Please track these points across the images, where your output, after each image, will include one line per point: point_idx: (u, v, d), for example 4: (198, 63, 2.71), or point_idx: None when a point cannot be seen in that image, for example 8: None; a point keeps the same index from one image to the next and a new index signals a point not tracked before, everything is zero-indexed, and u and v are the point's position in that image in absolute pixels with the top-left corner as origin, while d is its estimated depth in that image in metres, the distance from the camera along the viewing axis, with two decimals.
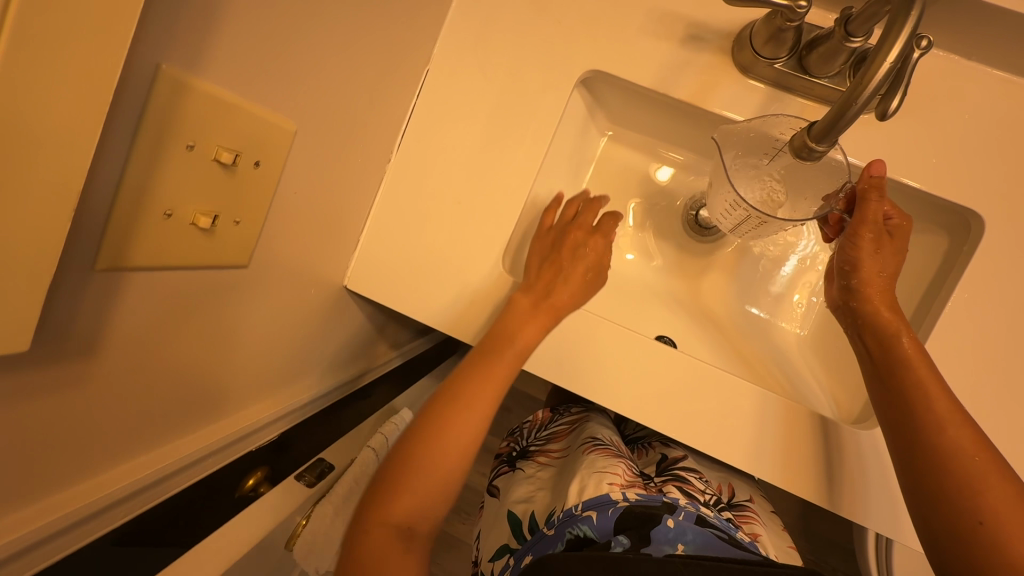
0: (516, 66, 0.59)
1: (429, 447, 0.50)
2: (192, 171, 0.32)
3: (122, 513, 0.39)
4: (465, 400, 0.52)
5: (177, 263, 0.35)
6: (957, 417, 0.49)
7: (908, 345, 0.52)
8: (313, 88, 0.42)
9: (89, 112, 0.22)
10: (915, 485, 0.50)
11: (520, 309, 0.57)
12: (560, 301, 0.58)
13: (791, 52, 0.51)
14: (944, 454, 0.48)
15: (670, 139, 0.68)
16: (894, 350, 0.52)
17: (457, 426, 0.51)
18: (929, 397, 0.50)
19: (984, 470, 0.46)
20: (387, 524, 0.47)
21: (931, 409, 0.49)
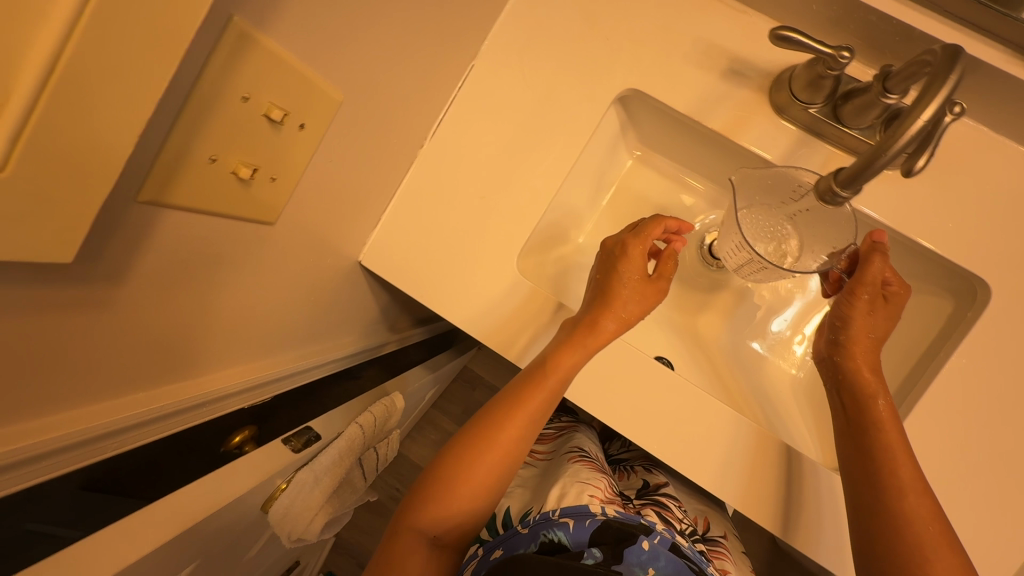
0: (559, 74, 0.60)
1: (466, 465, 0.55)
2: (241, 122, 0.33)
3: (112, 445, 0.40)
4: (503, 423, 0.56)
5: (212, 207, 0.36)
6: (918, 486, 0.49)
7: (880, 409, 0.52)
8: (365, 61, 0.43)
9: (172, 43, 0.23)
10: (865, 546, 0.50)
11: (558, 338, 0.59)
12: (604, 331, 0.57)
13: (826, 99, 0.52)
14: (899, 520, 0.48)
15: (695, 167, 0.69)
16: (868, 410, 0.53)
17: (492, 448, 0.55)
18: (894, 462, 0.50)
19: (936, 541, 0.47)
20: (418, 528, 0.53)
21: (894, 474, 0.50)
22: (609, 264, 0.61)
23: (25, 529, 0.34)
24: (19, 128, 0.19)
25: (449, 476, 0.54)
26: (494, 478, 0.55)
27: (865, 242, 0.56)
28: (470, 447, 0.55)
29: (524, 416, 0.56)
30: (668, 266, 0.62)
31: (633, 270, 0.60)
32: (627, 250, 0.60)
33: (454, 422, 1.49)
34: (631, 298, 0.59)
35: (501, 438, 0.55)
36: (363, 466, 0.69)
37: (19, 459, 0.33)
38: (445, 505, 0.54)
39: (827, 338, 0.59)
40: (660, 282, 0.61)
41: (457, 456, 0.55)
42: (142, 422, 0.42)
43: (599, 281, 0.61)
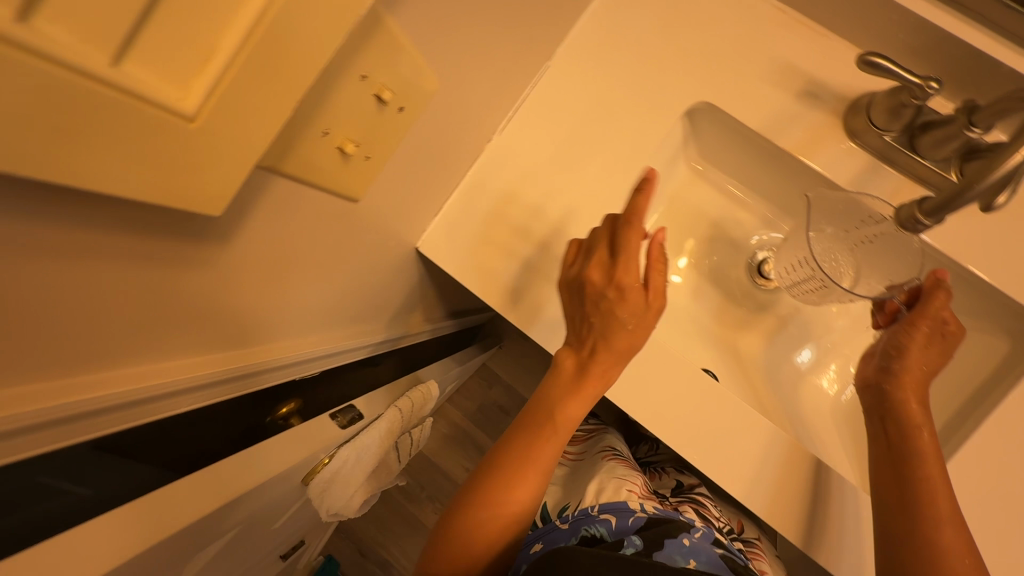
0: (632, 82, 0.61)
1: (476, 535, 0.50)
2: (357, 100, 0.35)
3: (170, 405, 0.39)
4: (513, 486, 0.51)
5: (316, 179, 0.37)
6: (955, 519, 0.48)
7: (926, 439, 0.52)
8: (464, 53, 0.45)
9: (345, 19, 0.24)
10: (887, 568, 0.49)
11: (562, 386, 0.52)
12: (610, 370, 0.52)
13: (903, 128, 0.53)
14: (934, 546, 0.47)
15: (754, 185, 0.70)
16: (913, 438, 0.52)
17: (504, 512, 0.50)
18: (933, 489, 0.49)
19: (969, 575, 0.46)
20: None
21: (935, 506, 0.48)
22: (598, 305, 0.51)
23: (35, 482, 0.31)
24: (218, 82, 0.20)
25: (464, 540, 0.50)
26: (511, 539, 0.51)
27: (928, 278, 0.56)
28: (477, 510, 0.50)
29: (535, 473, 0.51)
30: (660, 276, 0.52)
31: (627, 309, 0.50)
32: (619, 287, 0.50)
33: (466, 418, 1.50)
34: (629, 329, 0.50)
35: (514, 501, 0.50)
36: (398, 449, 0.70)
37: (93, 407, 0.32)
38: (467, 551, 0.49)
39: (877, 363, 0.58)
40: (657, 302, 0.52)
41: (469, 504, 0.51)
42: (206, 382, 0.41)
43: (592, 325, 0.51)
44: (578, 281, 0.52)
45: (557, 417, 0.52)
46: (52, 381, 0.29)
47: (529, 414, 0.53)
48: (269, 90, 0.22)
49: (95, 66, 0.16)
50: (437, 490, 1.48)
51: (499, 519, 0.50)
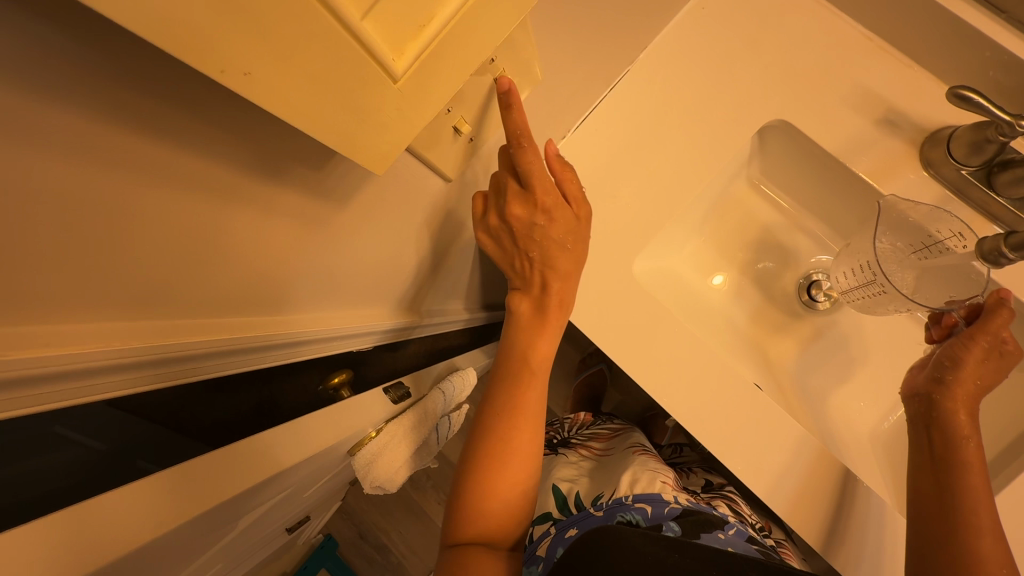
0: (711, 93, 0.62)
1: (482, 491, 0.51)
2: (479, 79, 0.36)
3: (211, 367, 0.35)
4: (504, 441, 0.52)
5: (425, 153, 0.38)
6: (995, 534, 0.48)
7: (972, 452, 0.52)
8: (570, 47, 0.46)
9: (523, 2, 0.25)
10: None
11: (536, 333, 0.55)
12: (558, 293, 0.54)
13: (981, 164, 0.54)
14: (971, 557, 0.47)
15: (813, 206, 0.71)
16: (958, 451, 0.52)
17: (505, 465, 0.52)
18: (975, 503, 0.49)
19: None
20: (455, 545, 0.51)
21: (976, 517, 0.49)
22: (533, 237, 0.51)
23: (50, 431, 0.34)
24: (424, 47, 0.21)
25: (470, 498, 0.51)
26: (518, 492, 0.52)
27: (992, 296, 0.55)
28: (479, 468, 0.52)
29: (529, 421, 0.53)
30: (572, 182, 0.53)
31: (558, 227, 0.52)
32: (544, 209, 0.50)
33: None
34: (563, 241, 0.53)
35: (512, 454, 0.52)
36: (438, 431, 0.71)
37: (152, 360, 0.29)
38: (483, 509, 0.51)
39: (927, 374, 0.57)
40: (582, 208, 0.54)
41: (479, 460, 0.52)
42: (286, 337, 0.40)
43: (532, 257, 0.53)
44: (505, 225, 0.51)
45: (529, 360, 0.54)
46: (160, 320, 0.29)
47: (503, 362, 0.55)
48: (451, 59, 0.23)
49: (348, 15, 0.17)
50: (441, 480, 1.49)
51: (505, 474, 0.52)
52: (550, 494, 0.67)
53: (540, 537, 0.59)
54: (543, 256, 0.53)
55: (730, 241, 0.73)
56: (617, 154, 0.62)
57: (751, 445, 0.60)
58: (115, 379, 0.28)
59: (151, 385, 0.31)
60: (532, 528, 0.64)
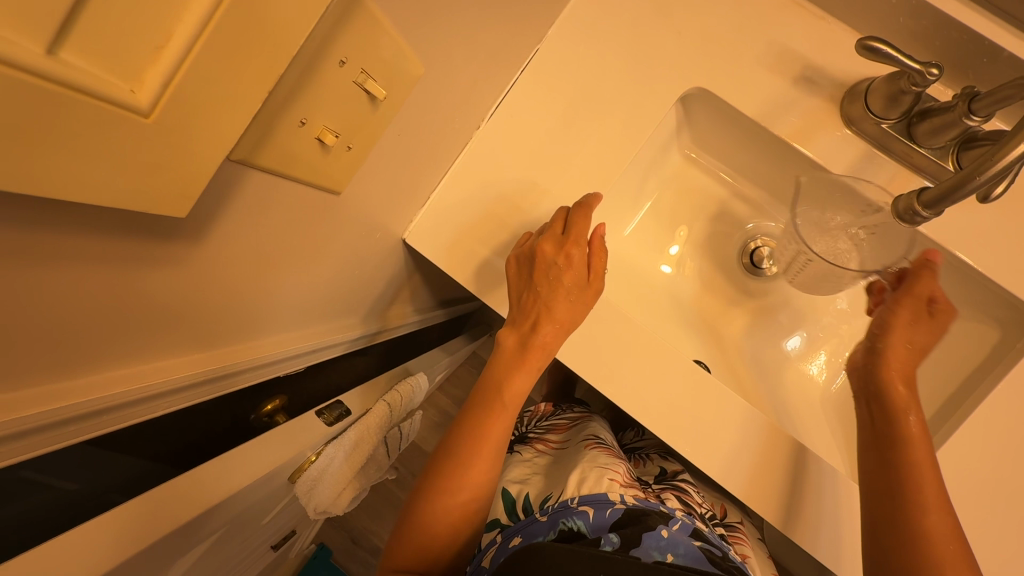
0: (625, 66, 0.59)
1: (431, 526, 0.49)
2: (335, 86, 0.33)
3: (147, 409, 0.38)
4: (455, 469, 0.50)
5: (290, 172, 0.34)
6: (941, 503, 0.48)
7: (915, 423, 0.52)
8: (451, 36, 0.42)
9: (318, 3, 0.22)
10: (881, 559, 0.48)
11: (513, 366, 0.53)
12: (549, 337, 0.53)
13: (901, 115, 0.53)
14: (918, 530, 0.47)
15: (746, 174, 0.69)
16: (900, 421, 0.52)
17: (455, 498, 0.50)
18: (918, 473, 0.49)
19: (952, 557, 0.46)
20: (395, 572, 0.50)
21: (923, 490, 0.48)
22: (547, 276, 0.54)
23: (18, 476, 0.32)
24: (175, 73, 0.18)
25: (414, 529, 0.49)
26: (465, 523, 0.50)
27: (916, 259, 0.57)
28: (428, 496, 0.50)
29: (489, 451, 0.51)
30: (602, 261, 0.56)
31: (570, 276, 0.54)
32: (568, 255, 0.54)
33: (454, 405, 1.49)
34: (571, 298, 0.54)
35: (466, 484, 0.50)
36: (387, 443, 0.69)
37: (80, 413, 0.32)
38: (426, 536, 0.49)
39: (864, 345, 0.58)
40: (598, 283, 0.55)
41: (426, 494, 0.50)
42: (204, 380, 0.42)
43: (538, 292, 0.54)
44: (530, 251, 0.55)
45: (505, 391, 0.53)
46: (92, 376, 0.32)
47: (480, 390, 0.54)
48: (233, 82, 0.20)
49: (27, 53, 0.14)
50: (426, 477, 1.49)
51: (454, 507, 0.50)
52: (500, 499, 0.69)
53: (485, 545, 0.61)
54: (548, 293, 0.53)
55: (667, 218, 0.71)
56: (535, 139, 0.61)
57: (700, 426, 0.59)
58: (60, 435, 0.32)
59: (99, 430, 0.35)
60: None
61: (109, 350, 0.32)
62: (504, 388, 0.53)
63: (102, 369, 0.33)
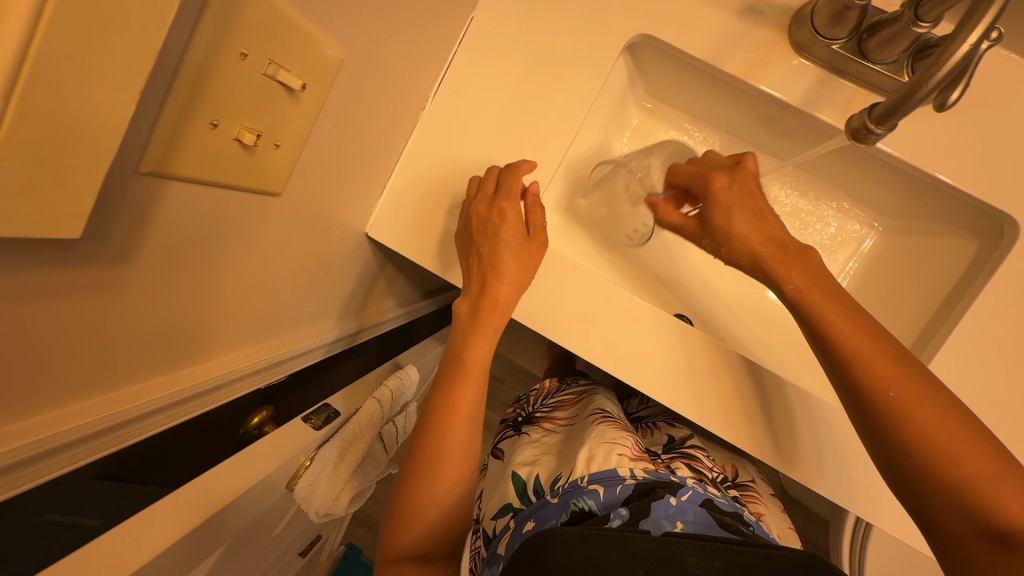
0: (563, 22, 0.56)
1: (421, 495, 0.48)
2: (243, 83, 0.31)
3: (120, 437, 0.38)
4: (436, 437, 0.49)
5: (215, 178, 0.33)
6: (866, 351, 0.47)
7: (851, 331, 0.48)
8: (364, 14, 0.40)
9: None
10: (887, 466, 0.47)
11: (476, 331, 0.52)
12: (499, 295, 0.52)
13: (850, 34, 0.50)
14: (867, 396, 0.47)
15: (705, 119, 0.67)
16: (835, 338, 0.48)
17: (437, 465, 0.49)
18: (836, 339, 0.48)
19: (906, 398, 0.45)
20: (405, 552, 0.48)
21: (899, 403, 0.45)
22: (486, 234, 0.54)
23: (44, 519, 0.33)
24: (13, 87, 0.17)
25: (406, 505, 0.48)
26: (461, 485, 0.50)
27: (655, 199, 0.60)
28: (415, 469, 0.49)
29: (464, 415, 0.50)
30: (539, 215, 0.57)
31: (510, 231, 0.54)
32: (501, 211, 0.54)
33: None
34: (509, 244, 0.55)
35: (449, 448, 0.49)
36: (383, 440, 0.69)
37: (43, 450, 0.31)
38: (422, 511, 0.48)
39: None
40: (539, 235, 0.56)
41: (412, 469, 0.49)
42: (163, 406, 0.41)
43: (481, 253, 0.54)
44: (467, 219, 0.56)
45: (468, 357, 0.52)
46: (65, 406, 0.33)
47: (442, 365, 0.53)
48: (91, 91, 0.20)
49: None
50: None
51: (435, 471, 0.49)
52: (511, 482, 0.69)
53: (500, 532, 0.61)
54: (489, 253, 0.53)
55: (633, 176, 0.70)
56: (482, 112, 0.59)
57: (687, 375, 0.59)
58: (21, 475, 0.31)
59: (57, 471, 0.34)
60: (496, 519, 0.66)
61: (58, 390, 0.32)
62: (465, 352, 0.52)
63: (65, 401, 0.33)
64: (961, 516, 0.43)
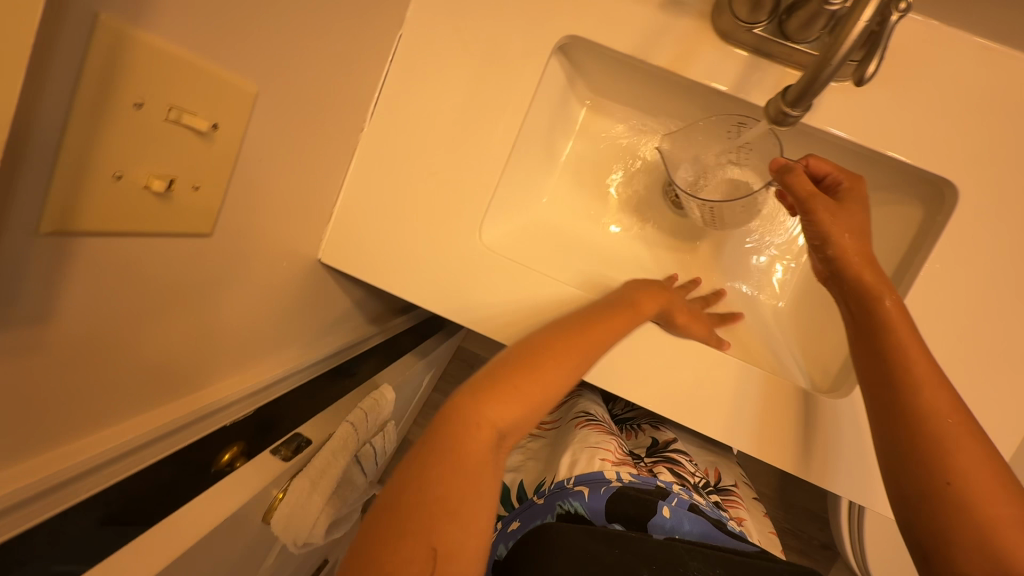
0: (491, 31, 0.56)
1: (531, 381, 0.47)
2: (142, 132, 0.31)
3: (81, 489, 0.38)
4: (575, 341, 0.51)
5: (129, 228, 0.33)
6: (936, 382, 0.48)
7: (926, 362, 0.49)
8: (271, 47, 0.40)
9: None
10: (909, 489, 0.48)
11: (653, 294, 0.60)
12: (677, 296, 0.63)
13: (770, 16, 0.49)
14: (922, 416, 0.48)
15: (646, 111, 0.67)
16: (910, 358, 0.49)
17: (555, 368, 0.49)
18: (909, 359, 0.49)
19: (957, 433, 0.47)
20: (493, 424, 0.44)
21: (950, 431, 0.47)
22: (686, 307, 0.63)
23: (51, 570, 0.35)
24: None
25: (521, 385, 0.46)
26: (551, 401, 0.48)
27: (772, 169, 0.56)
28: (529, 359, 0.48)
29: (598, 335, 0.53)
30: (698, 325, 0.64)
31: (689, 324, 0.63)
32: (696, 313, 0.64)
33: None
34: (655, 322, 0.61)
35: (587, 352, 0.51)
36: (360, 463, 0.67)
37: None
38: (531, 389, 0.46)
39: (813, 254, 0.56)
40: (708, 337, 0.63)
41: (532, 354, 0.49)
42: (124, 454, 0.41)
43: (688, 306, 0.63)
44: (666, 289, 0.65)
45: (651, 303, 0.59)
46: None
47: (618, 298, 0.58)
48: None
49: None
50: None
51: (556, 370, 0.48)
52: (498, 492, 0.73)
53: None
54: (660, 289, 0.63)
55: (584, 177, 0.71)
56: (421, 128, 0.59)
57: (646, 372, 0.62)
58: None
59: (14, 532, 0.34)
60: None
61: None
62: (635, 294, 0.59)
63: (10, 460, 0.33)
64: (977, 552, 0.43)
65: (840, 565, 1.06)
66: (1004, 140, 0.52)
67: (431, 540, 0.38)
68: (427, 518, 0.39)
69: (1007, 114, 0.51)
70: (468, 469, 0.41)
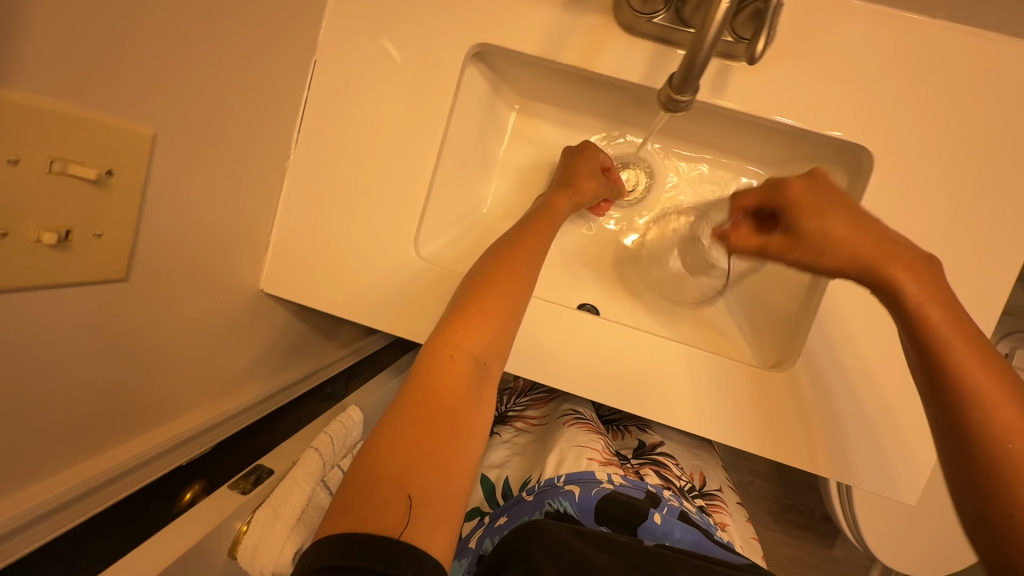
0: (404, 48, 0.57)
1: (489, 302, 0.48)
2: (22, 187, 0.31)
3: (20, 543, 0.37)
4: (526, 254, 0.53)
5: (30, 283, 0.34)
6: (987, 387, 0.40)
7: (969, 362, 0.40)
8: (166, 91, 0.40)
9: None
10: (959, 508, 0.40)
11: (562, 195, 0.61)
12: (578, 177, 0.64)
13: (666, 5, 0.50)
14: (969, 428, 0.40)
15: (573, 108, 0.68)
16: (947, 360, 0.41)
17: (515, 283, 0.51)
18: (945, 364, 0.41)
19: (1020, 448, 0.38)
20: (467, 351, 0.46)
21: (1005, 445, 0.38)
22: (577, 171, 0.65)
23: None
24: None
25: (477, 301, 0.49)
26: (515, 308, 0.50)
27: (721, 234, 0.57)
28: (489, 276, 0.51)
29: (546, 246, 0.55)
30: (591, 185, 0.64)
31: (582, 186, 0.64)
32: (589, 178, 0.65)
33: None
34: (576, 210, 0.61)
35: (535, 257, 0.54)
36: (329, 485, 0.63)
37: None
38: (490, 302, 0.49)
39: None
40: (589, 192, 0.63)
41: (491, 275, 0.51)
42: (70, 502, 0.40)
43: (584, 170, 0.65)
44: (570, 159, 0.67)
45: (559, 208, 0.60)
46: None
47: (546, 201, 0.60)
48: None
49: None
50: None
51: (512, 286, 0.50)
52: (480, 485, 0.70)
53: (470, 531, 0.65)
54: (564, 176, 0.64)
55: (522, 179, 0.72)
56: (347, 149, 0.60)
57: (600, 364, 0.62)
58: None
59: None
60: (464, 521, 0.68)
61: None
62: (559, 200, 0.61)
63: None
64: None
65: (840, 535, 1.06)
66: (913, 102, 0.52)
67: (407, 488, 0.39)
68: (408, 449, 0.41)
69: (915, 76, 0.52)
70: (443, 390, 0.44)
